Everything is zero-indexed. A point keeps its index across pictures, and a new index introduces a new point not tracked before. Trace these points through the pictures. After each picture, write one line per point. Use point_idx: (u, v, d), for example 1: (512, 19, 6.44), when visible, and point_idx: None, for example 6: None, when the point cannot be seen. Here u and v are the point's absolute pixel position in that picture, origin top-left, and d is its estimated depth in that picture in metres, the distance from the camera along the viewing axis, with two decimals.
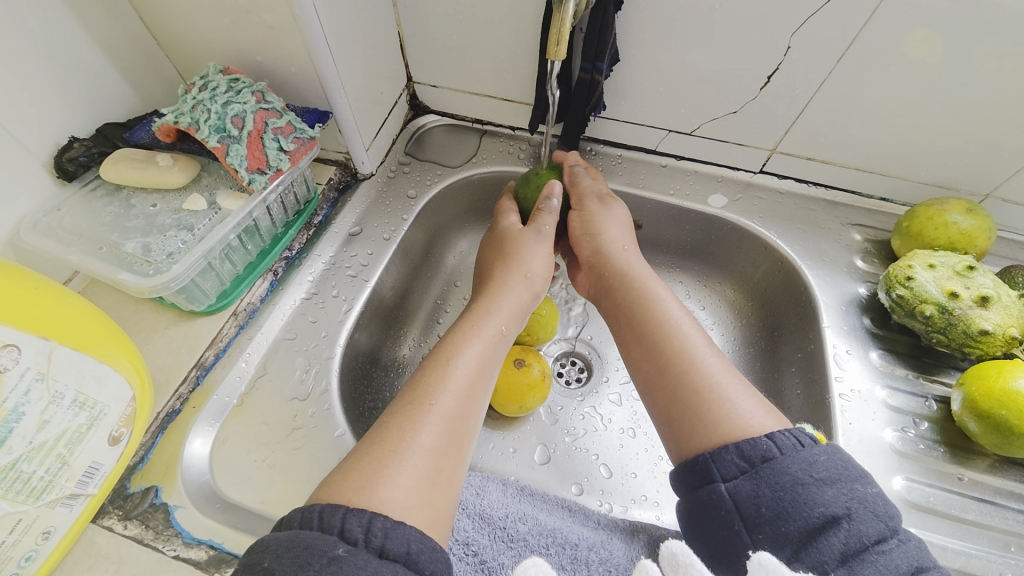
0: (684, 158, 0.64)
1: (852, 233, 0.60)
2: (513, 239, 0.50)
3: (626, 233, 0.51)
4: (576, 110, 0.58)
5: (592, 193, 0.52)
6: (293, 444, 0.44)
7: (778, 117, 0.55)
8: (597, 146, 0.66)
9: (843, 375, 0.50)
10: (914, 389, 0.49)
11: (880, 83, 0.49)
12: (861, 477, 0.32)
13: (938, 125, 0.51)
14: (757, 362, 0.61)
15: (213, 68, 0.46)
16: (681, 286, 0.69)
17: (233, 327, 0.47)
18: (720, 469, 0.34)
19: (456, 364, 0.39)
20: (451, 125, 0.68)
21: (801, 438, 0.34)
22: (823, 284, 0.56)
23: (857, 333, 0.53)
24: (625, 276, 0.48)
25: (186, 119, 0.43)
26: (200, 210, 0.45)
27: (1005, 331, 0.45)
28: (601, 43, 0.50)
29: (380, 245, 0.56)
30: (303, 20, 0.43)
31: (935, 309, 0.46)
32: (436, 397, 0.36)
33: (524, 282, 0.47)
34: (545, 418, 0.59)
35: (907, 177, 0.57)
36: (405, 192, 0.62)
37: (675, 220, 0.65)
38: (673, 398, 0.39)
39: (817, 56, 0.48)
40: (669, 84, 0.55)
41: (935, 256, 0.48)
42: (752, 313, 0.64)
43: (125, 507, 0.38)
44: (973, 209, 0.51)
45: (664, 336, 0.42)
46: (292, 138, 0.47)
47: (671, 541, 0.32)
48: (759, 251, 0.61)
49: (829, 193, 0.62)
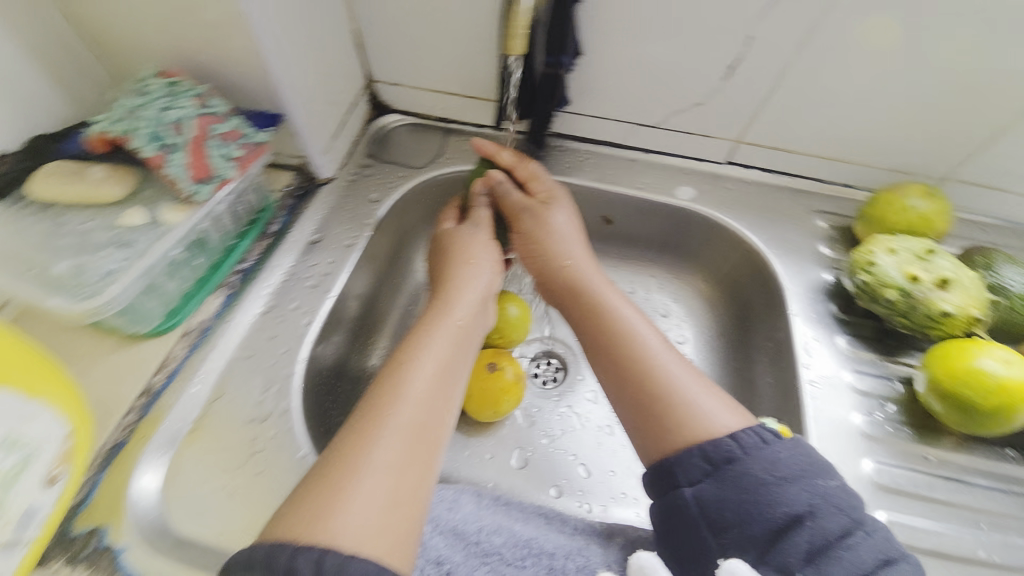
0: (651, 151, 0.63)
1: (818, 220, 0.60)
2: (450, 234, 0.50)
3: (572, 239, 0.49)
4: (540, 105, 0.57)
5: (522, 208, 0.50)
6: (254, 468, 0.41)
7: (742, 107, 0.55)
8: (565, 142, 0.64)
9: (811, 363, 0.51)
10: (879, 371, 0.50)
11: (838, 70, 0.49)
12: (823, 471, 0.31)
13: (896, 109, 0.51)
14: (730, 353, 0.61)
15: (150, 72, 0.43)
16: (653, 280, 0.68)
17: (183, 350, 0.44)
18: (685, 474, 0.33)
19: (413, 374, 0.37)
20: (414, 125, 0.66)
21: (763, 434, 0.33)
22: (792, 272, 0.57)
23: (824, 320, 0.53)
24: (573, 288, 0.46)
25: (120, 127, 0.40)
26: (138, 226, 0.42)
27: (965, 312, 0.45)
28: (562, 36, 0.49)
29: (342, 253, 0.55)
30: (246, 17, 0.41)
31: (897, 293, 0.47)
32: (392, 409, 0.35)
33: (468, 269, 0.46)
34: (522, 421, 0.58)
35: (868, 163, 0.57)
36: (367, 196, 0.60)
37: (645, 214, 0.65)
38: (635, 402, 0.38)
39: (776, 45, 0.48)
40: (632, 76, 0.55)
41: (896, 240, 0.49)
42: (724, 304, 0.64)
43: (71, 550, 0.36)
44: (931, 193, 0.52)
45: (621, 340, 0.41)
46: (238, 145, 0.44)
47: None
48: (727, 241, 0.62)
49: (795, 182, 0.62)
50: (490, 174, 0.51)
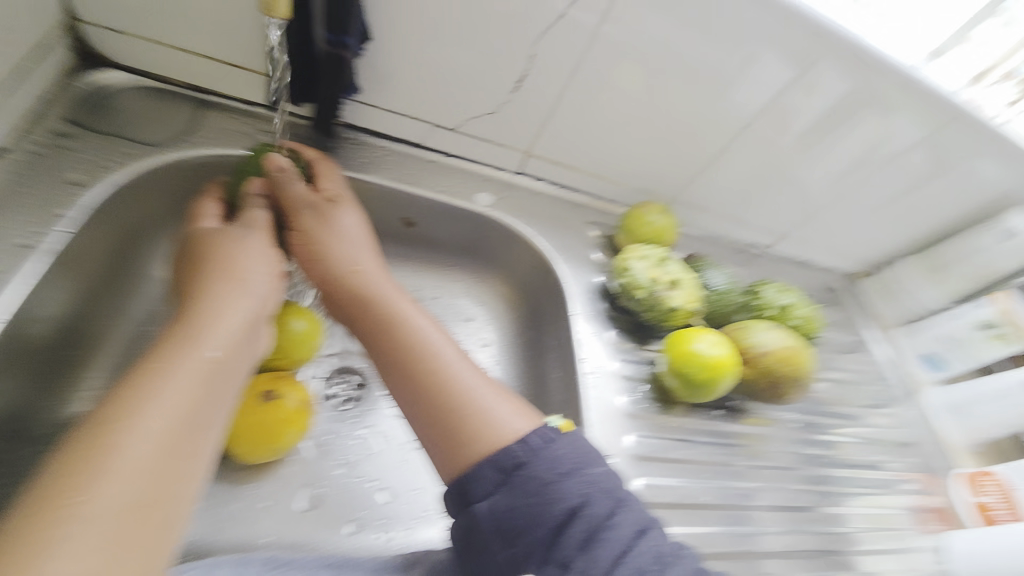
0: (451, 155, 0.63)
1: (591, 230, 0.69)
2: (207, 238, 0.39)
3: (359, 242, 0.44)
4: (324, 88, 0.49)
5: (305, 205, 0.43)
6: None
7: (529, 122, 0.59)
8: (359, 134, 0.59)
9: (587, 356, 0.58)
10: (638, 358, 0.60)
11: (601, 100, 0.57)
12: (593, 460, 0.35)
13: (641, 141, 0.62)
14: (525, 352, 0.65)
15: None
16: (460, 286, 0.67)
17: None
18: (477, 489, 0.33)
19: (131, 430, 0.25)
20: (153, 90, 0.51)
21: (547, 434, 0.35)
22: (574, 275, 0.64)
23: (598, 316, 0.62)
24: (363, 298, 0.42)
25: None
26: None
27: (686, 308, 0.57)
28: (346, 15, 0.44)
29: (8, 254, 0.39)
30: None
31: (644, 292, 0.57)
32: (87, 494, 0.22)
33: (231, 283, 0.36)
34: (312, 453, 0.50)
35: (625, 184, 0.69)
36: (64, 177, 0.44)
37: (446, 218, 0.63)
38: (432, 421, 0.37)
39: (554, 68, 0.53)
40: (427, 73, 0.53)
41: (644, 249, 0.59)
42: (520, 306, 0.68)
43: None
44: (666, 211, 0.65)
45: (414, 353, 0.39)
46: None
47: None
48: (521, 248, 0.65)
49: (574, 196, 0.70)
50: (271, 161, 0.42)
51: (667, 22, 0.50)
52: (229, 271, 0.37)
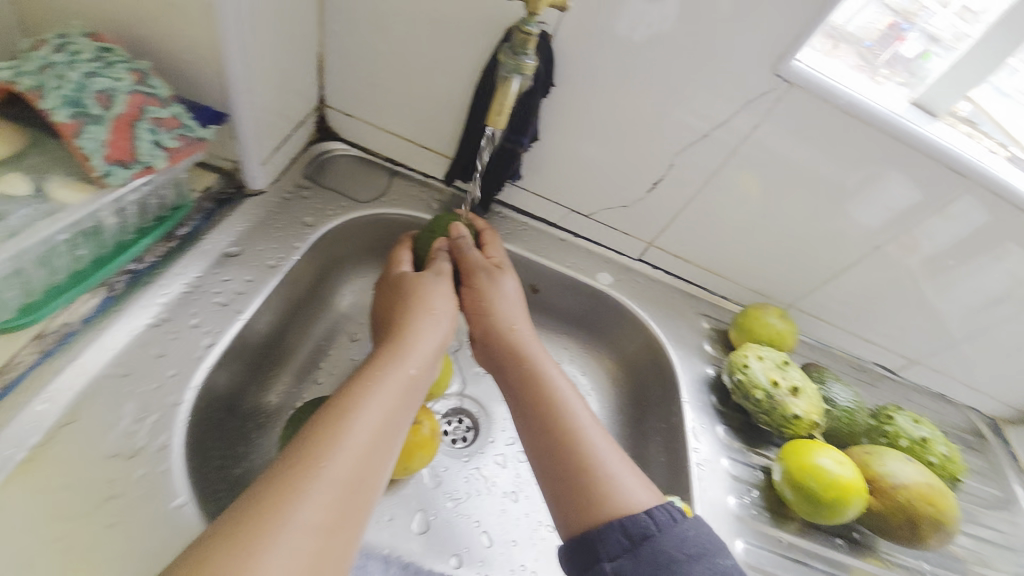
0: (580, 236, 0.70)
1: (703, 321, 0.71)
2: (410, 281, 0.48)
3: (516, 306, 0.51)
4: (494, 173, 0.60)
5: (481, 268, 0.51)
6: (105, 519, 0.34)
7: (659, 217, 0.65)
8: (507, 211, 0.69)
9: (699, 447, 0.58)
10: (746, 459, 0.59)
11: (731, 206, 0.61)
12: (720, 550, 0.36)
13: (766, 246, 0.65)
14: (626, 430, 0.67)
15: (78, 29, 0.38)
16: (565, 352, 0.73)
17: (33, 355, 0.36)
18: (605, 549, 0.36)
19: (356, 420, 0.34)
20: (360, 158, 0.64)
21: (674, 513, 0.37)
22: (683, 363, 0.66)
23: (706, 408, 0.62)
24: (516, 354, 0.48)
25: (27, 81, 0.33)
26: (19, 196, 0.34)
27: (809, 417, 0.57)
28: (526, 121, 0.55)
29: (262, 273, 0.49)
30: (218, 11, 0.38)
31: (763, 394, 0.57)
32: (328, 458, 0.32)
33: (427, 318, 0.45)
34: (427, 481, 0.55)
35: (742, 284, 0.71)
36: (301, 219, 0.56)
37: (570, 290, 0.70)
38: (562, 475, 0.40)
39: (692, 177, 0.59)
40: (578, 168, 0.61)
41: (764, 350, 0.61)
42: (624, 383, 0.70)
43: None
44: (785, 315, 0.66)
45: (554, 411, 0.43)
46: (174, 135, 0.38)
47: None
48: (634, 328, 0.70)
49: (689, 287, 0.73)
50: (455, 230, 0.52)
51: (804, 146, 0.54)
52: (424, 308, 0.46)
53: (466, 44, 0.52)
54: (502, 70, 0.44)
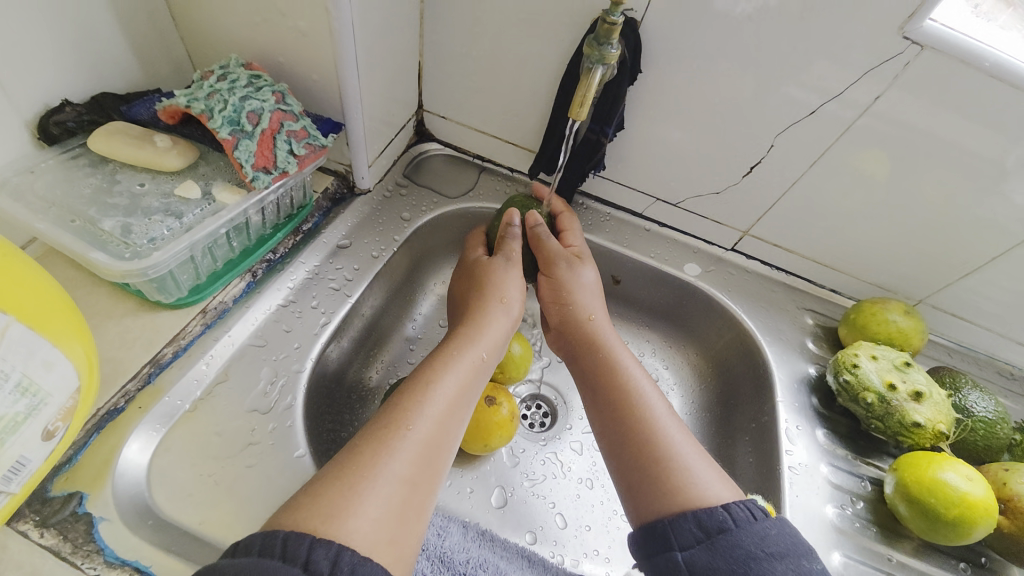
0: (666, 226, 0.68)
1: (806, 317, 0.65)
2: (483, 268, 0.51)
3: (592, 295, 0.52)
4: (578, 165, 0.61)
5: (561, 258, 0.52)
6: (246, 461, 0.41)
7: (755, 204, 0.61)
8: (590, 202, 0.69)
9: (793, 450, 0.54)
10: (851, 469, 0.54)
11: (843, 188, 0.56)
12: (808, 553, 0.34)
13: (887, 234, 0.58)
14: (712, 427, 0.65)
15: (236, 60, 0.45)
16: (648, 344, 0.72)
17: (199, 326, 0.45)
18: (678, 538, 0.35)
19: (436, 390, 0.39)
20: (452, 157, 0.69)
21: (753, 511, 0.36)
22: (780, 360, 0.61)
23: (806, 411, 0.57)
24: (593, 342, 0.49)
25: (199, 105, 0.41)
26: (192, 199, 0.43)
27: (934, 426, 0.50)
28: (611, 112, 0.55)
29: (367, 263, 0.56)
30: (338, 34, 0.44)
31: (875, 397, 0.52)
32: (413, 422, 0.36)
33: (497, 307, 0.48)
34: (506, 460, 0.59)
35: (856, 275, 0.64)
36: (400, 214, 0.62)
37: (653, 282, 0.69)
38: (634, 462, 0.41)
39: (795, 159, 0.55)
40: (665, 155, 0.60)
41: (879, 349, 0.54)
42: (711, 378, 0.67)
43: (43, 513, 0.35)
44: (909, 311, 0.58)
45: (627, 399, 0.44)
46: (304, 144, 0.46)
47: None
48: (723, 321, 0.66)
49: (790, 278, 0.68)
50: (530, 218, 0.54)
51: (947, 117, 0.47)
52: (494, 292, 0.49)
53: (553, 40, 0.53)
54: (587, 61, 0.45)
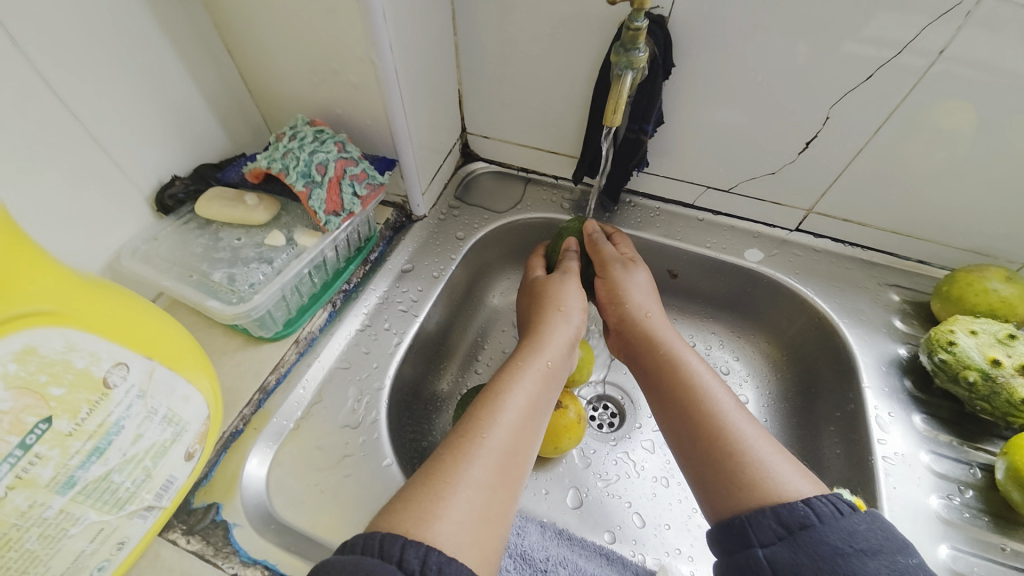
0: (721, 214, 0.67)
1: (890, 293, 0.61)
2: (542, 284, 0.54)
3: (648, 298, 0.53)
4: (621, 165, 0.62)
5: (616, 259, 0.53)
6: (343, 470, 0.46)
7: (816, 180, 0.58)
8: (637, 199, 0.69)
9: (886, 438, 0.50)
10: (958, 455, 0.49)
11: (917, 149, 0.51)
12: (902, 548, 0.32)
13: (976, 193, 0.53)
14: (794, 419, 0.61)
15: (302, 120, 0.52)
16: (714, 337, 0.70)
17: (294, 355, 0.51)
18: (757, 535, 0.35)
19: (506, 400, 0.42)
20: (498, 173, 0.73)
21: (839, 505, 0.34)
22: (863, 343, 0.57)
23: (899, 395, 0.53)
24: (651, 342, 0.49)
25: (278, 165, 0.48)
26: (279, 246, 0.49)
27: None
28: (648, 108, 0.55)
29: (430, 283, 0.60)
30: (385, 82, 0.48)
31: (978, 375, 0.47)
32: (487, 431, 0.39)
33: (557, 315, 0.51)
34: (578, 461, 0.60)
35: (946, 243, 0.58)
36: (455, 234, 0.66)
37: (711, 272, 0.67)
38: (705, 461, 0.40)
39: (855, 126, 0.52)
40: (710, 143, 0.59)
41: (978, 322, 0.49)
42: (788, 367, 0.64)
43: (189, 522, 0.42)
44: (1013, 277, 0.52)
45: (694, 396, 0.43)
46: (365, 184, 0.51)
47: None
48: (794, 306, 0.63)
49: (866, 254, 0.63)
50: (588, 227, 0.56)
51: None
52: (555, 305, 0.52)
53: (581, 48, 0.54)
54: (615, 68, 0.46)
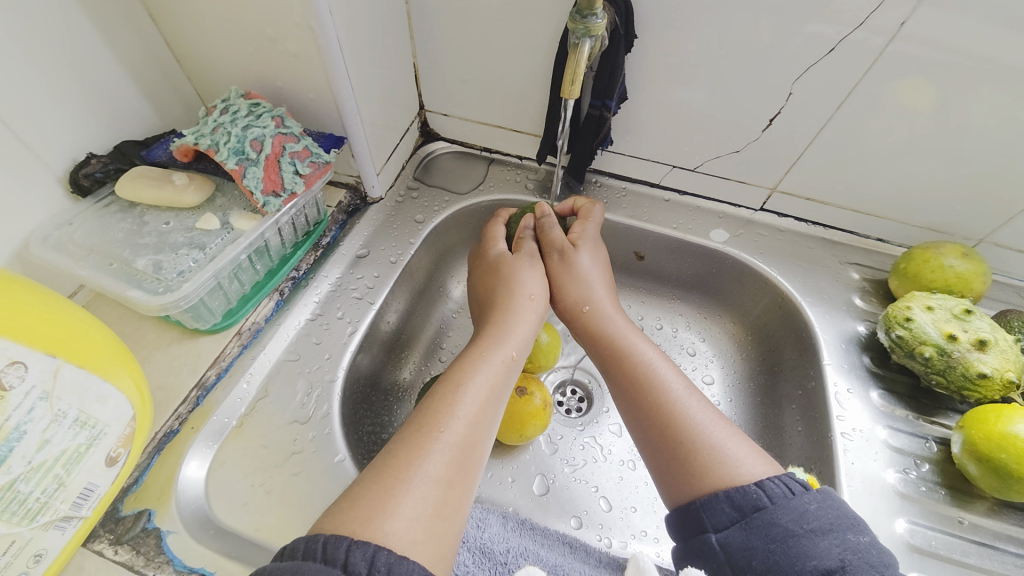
0: (687, 194, 0.65)
1: (851, 271, 0.61)
2: (505, 264, 0.51)
3: (600, 281, 0.51)
4: (584, 143, 0.59)
5: (555, 247, 0.52)
6: (292, 468, 0.44)
7: (779, 158, 0.57)
8: (603, 178, 0.67)
9: (844, 415, 0.51)
10: (915, 429, 0.50)
11: (878, 127, 0.51)
12: (853, 526, 0.32)
13: (934, 170, 0.53)
14: (758, 397, 0.62)
15: (235, 92, 0.47)
16: (681, 319, 0.69)
17: (237, 347, 0.48)
18: (711, 519, 0.34)
19: (466, 392, 0.40)
20: (460, 153, 0.69)
21: (791, 485, 0.34)
22: (824, 321, 0.57)
23: (857, 371, 0.54)
24: (602, 324, 0.48)
25: (206, 141, 0.43)
26: (213, 230, 0.45)
27: (1002, 375, 0.46)
28: (611, 83, 0.52)
29: (386, 269, 0.57)
30: (326, 50, 0.45)
31: (934, 351, 0.47)
32: (444, 425, 0.37)
33: (527, 305, 0.48)
34: (544, 447, 0.59)
35: (903, 220, 0.59)
36: (413, 217, 0.63)
37: (677, 253, 0.66)
38: (659, 447, 0.39)
39: (818, 104, 0.51)
40: (676, 120, 0.57)
41: (934, 298, 0.50)
42: (752, 347, 0.64)
43: (117, 531, 0.38)
44: (968, 253, 0.53)
45: (645, 383, 0.42)
46: (307, 163, 0.47)
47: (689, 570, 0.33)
48: (759, 285, 0.63)
49: (828, 232, 0.63)
50: (540, 209, 0.56)
51: (994, 31, 0.42)
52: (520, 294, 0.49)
53: (540, 17, 0.51)
54: (573, 36, 0.43)
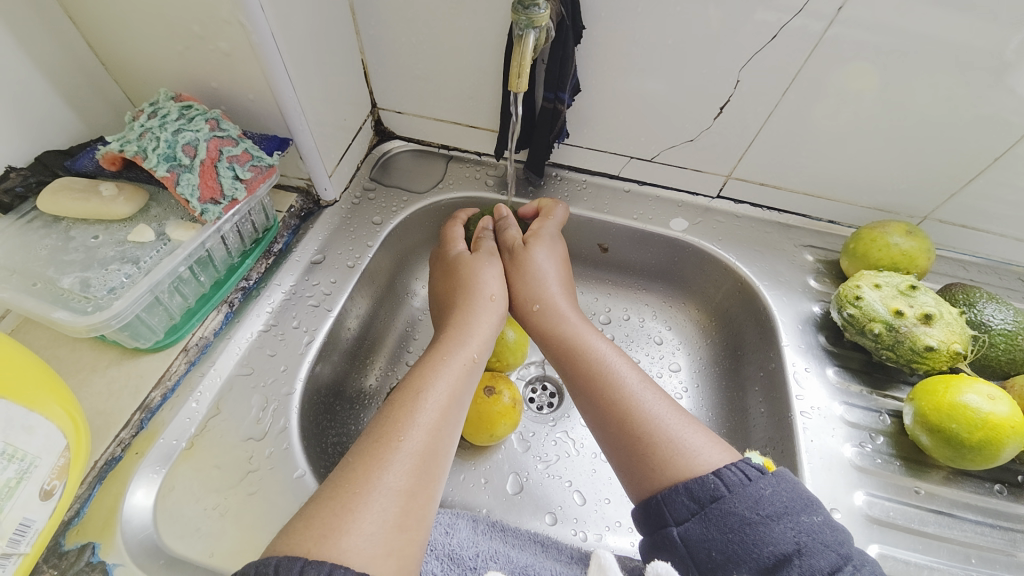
0: (646, 184, 0.66)
1: (806, 254, 0.62)
2: (462, 264, 0.51)
3: (554, 278, 0.50)
4: (540, 137, 0.58)
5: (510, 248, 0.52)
6: (247, 488, 0.42)
7: (732, 146, 0.58)
8: (563, 172, 0.67)
9: (803, 393, 0.52)
10: (869, 404, 0.52)
11: (824, 111, 0.52)
12: (807, 507, 0.33)
13: (878, 151, 0.54)
14: (722, 381, 0.63)
15: (164, 94, 0.45)
16: (647, 308, 0.70)
17: (184, 364, 0.45)
18: (672, 513, 0.35)
19: (426, 398, 0.39)
20: (417, 151, 0.68)
21: (747, 471, 0.34)
22: (781, 303, 0.58)
23: (814, 350, 0.55)
24: (560, 323, 0.47)
25: (132, 147, 0.41)
26: (147, 242, 0.43)
27: (948, 347, 0.47)
28: (563, 73, 0.52)
29: (344, 273, 0.55)
30: (261, 48, 0.42)
31: (883, 327, 0.49)
32: (404, 433, 0.36)
33: (489, 305, 0.48)
34: (516, 445, 0.58)
35: (852, 202, 0.61)
36: (370, 218, 0.61)
37: (640, 243, 0.66)
38: (619, 442, 0.39)
39: (765, 91, 0.52)
40: (630, 110, 0.57)
41: (882, 276, 0.51)
42: (716, 332, 0.65)
43: (61, 566, 0.36)
44: (912, 231, 0.55)
45: (602, 379, 0.42)
46: (248, 167, 0.45)
47: (658, 562, 0.35)
48: (719, 272, 0.64)
49: (783, 217, 0.65)
50: (498, 212, 0.56)
51: (924, 14, 0.43)
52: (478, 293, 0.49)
53: (488, 10, 0.50)
54: (517, 27, 0.42)
